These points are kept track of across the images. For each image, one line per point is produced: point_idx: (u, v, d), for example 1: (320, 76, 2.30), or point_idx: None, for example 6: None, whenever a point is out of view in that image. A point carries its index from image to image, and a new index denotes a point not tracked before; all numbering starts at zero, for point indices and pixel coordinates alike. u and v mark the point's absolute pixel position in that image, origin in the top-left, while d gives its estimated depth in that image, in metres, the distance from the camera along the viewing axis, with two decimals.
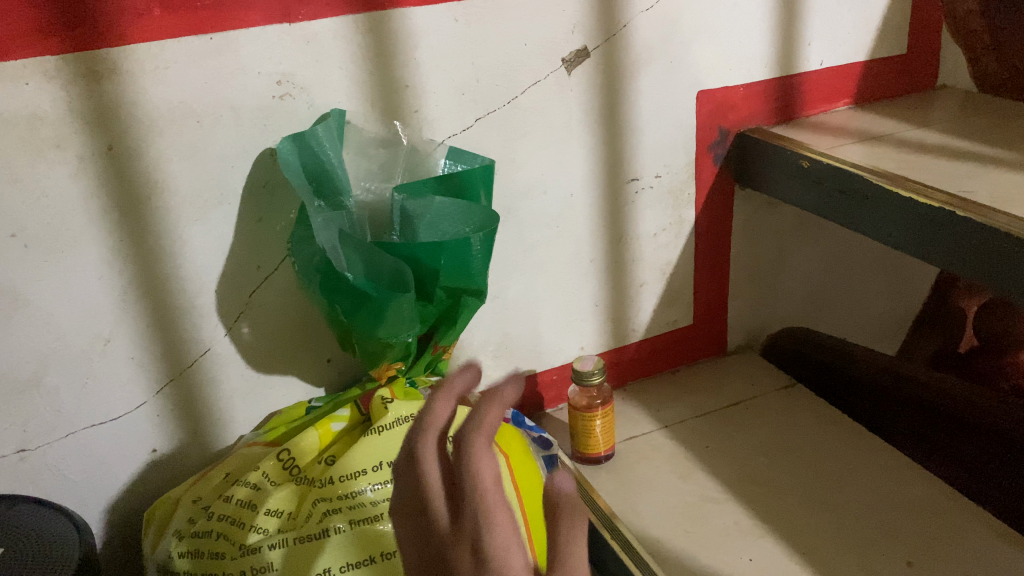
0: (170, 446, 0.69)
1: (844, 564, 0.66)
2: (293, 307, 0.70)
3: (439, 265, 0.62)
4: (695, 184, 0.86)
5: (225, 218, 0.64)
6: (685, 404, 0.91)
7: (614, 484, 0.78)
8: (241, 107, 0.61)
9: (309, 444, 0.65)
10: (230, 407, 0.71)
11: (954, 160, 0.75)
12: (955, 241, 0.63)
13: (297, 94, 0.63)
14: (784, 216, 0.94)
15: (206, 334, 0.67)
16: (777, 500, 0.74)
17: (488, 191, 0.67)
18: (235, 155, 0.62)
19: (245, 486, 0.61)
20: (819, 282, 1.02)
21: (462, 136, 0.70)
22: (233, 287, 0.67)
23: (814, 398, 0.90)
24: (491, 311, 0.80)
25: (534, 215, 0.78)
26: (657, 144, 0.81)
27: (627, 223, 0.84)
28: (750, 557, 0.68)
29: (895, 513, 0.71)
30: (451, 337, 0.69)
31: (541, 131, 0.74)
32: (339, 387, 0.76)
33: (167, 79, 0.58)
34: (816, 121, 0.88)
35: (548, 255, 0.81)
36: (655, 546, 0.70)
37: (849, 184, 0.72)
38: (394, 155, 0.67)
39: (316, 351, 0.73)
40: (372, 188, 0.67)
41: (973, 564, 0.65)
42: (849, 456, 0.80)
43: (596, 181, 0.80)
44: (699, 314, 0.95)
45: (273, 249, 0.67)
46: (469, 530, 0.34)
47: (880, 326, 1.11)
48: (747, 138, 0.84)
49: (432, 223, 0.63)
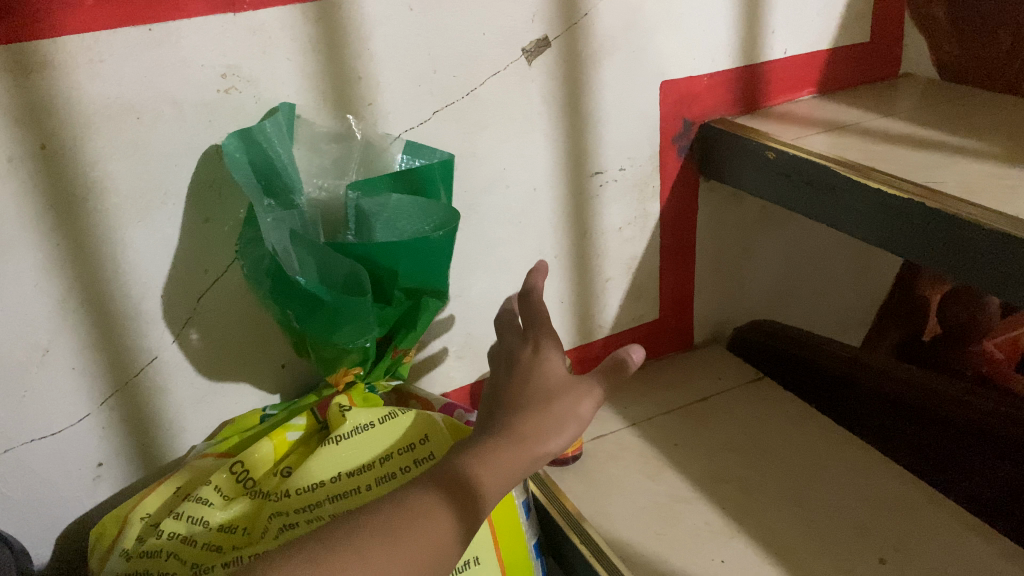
0: (117, 460, 0.66)
1: (817, 563, 0.65)
2: (244, 311, 0.67)
3: (397, 266, 0.59)
4: (660, 177, 0.85)
5: (170, 220, 0.61)
6: (653, 400, 0.89)
7: (583, 486, 0.76)
8: (184, 102, 0.58)
9: (264, 455, 0.62)
10: (181, 417, 0.67)
11: (921, 149, 0.73)
12: (924, 233, 0.61)
13: (243, 88, 0.60)
14: (749, 208, 0.93)
15: (152, 341, 0.64)
16: (748, 498, 0.73)
17: (448, 187, 0.64)
18: (178, 153, 0.59)
19: (196, 502, 0.58)
20: (784, 274, 1.01)
21: (418, 130, 0.67)
22: (180, 292, 0.63)
23: (781, 392, 0.90)
24: (453, 311, 0.78)
25: (496, 210, 0.75)
26: (620, 136, 0.80)
27: (591, 217, 0.82)
28: (722, 559, 0.66)
29: (866, 509, 0.71)
30: (412, 338, 0.67)
31: (501, 124, 0.71)
32: (294, 393, 0.73)
33: (103, 73, 0.55)
34: (780, 111, 0.86)
35: (512, 251, 0.78)
36: (626, 550, 0.68)
37: (816, 175, 0.70)
38: (347, 150, 0.64)
39: (270, 356, 0.70)
40: (324, 186, 0.64)
41: (944, 560, 0.64)
42: (818, 450, 0.79)
43: (559, 175, 0.77)
44: (666, 308, 0.94)
45: (221, 251, 0.63)
46: (531, 337, 0.54)
47: (843, 317, 1.12)
48: (712, 129, 0.82)
49: (389, 222, 0.60)
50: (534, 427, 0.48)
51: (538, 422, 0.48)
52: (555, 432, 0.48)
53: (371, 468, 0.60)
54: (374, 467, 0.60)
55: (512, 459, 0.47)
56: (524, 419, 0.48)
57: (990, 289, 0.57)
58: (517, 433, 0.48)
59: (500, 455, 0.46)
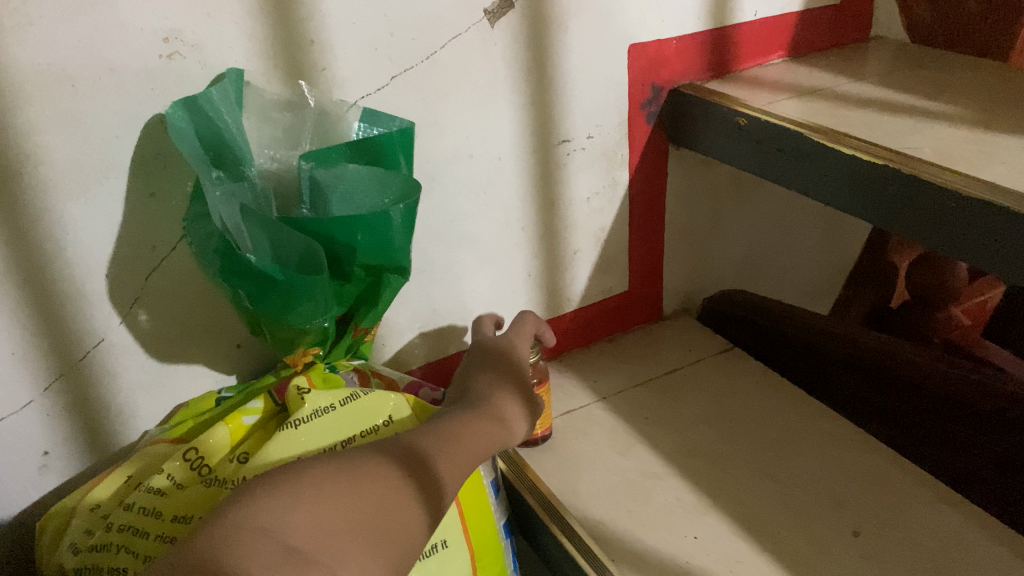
0: (64, 447, 0.62)
1: (792, 537, 0.64)
2: (196, 290, 0.63)
3: (355, 242, 0.56)
4: (628, 145, 0.82)
5: (112, 195, 0.56)
6: (623, 373, 0.88)
7: (554, 464, 0.75)
8: (123, 69, 0.54)
9: (220, 441, 0.59)
10: (131, 401, 0.64)
11: (894, 114, 0.72)
12: (898, 199, 0.60)
13: (187, 53, 0.56)
14: (718, 176, 0.91)
15: (98, 324, 0.60)
16: (718, 472, 0.72)
17: (408, 158, 0.61)
18: (119, 123, 0.55)
19: (147, 492, 0.55)
20: (754, 242, 1.00)
21: (376, 97, 0.64)
22: (126, 271, 0.59)
23: (752, 362, 0.89)
24: (417, 286, 0.75)
25: (460, 180, 0.72)
26: (588, 103, 0.77)
27: (559, 186, 0.80)
28: (695, 536, 0.65)
29: (840, 481, 0.70)
30: (373, 317, 0.64)
31: (463, 90, 0.68)
32: (251, 373, 0.70)
33: (32, 37, 0.50)
34: (750, 75, 0.84)
35: (476, 224, 0.76)
36: (598, 528, 0.66)
37: (789, 142, 0.68)
38: (300, 119, 0.61)
39: (225, 336, 0.67)
40: (277, 156, 0.61)
41: (917, 532, 0.64)
42: (789, 421, 0.78)
43: (525, 143, 0.75)
44: (635, 279, 0.92)
45: (169, 227, 0.60)
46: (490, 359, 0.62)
47: (812, 286, 1.12)
48: (681, 95, 0.80)
49: (345, 194, 0.57)
50: (513, 410, 0.56)
51: (514, 406, 0.56)
52: (520, 418, 0.56)
53: (334, 452, 0.57)
54: (337, 451, 0.58)
55: (489, 441, 0.51)
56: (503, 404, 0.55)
57: (968, 258, 0.55)
58: (495, 413, 0.54)
59: (481, 435, 0.51)
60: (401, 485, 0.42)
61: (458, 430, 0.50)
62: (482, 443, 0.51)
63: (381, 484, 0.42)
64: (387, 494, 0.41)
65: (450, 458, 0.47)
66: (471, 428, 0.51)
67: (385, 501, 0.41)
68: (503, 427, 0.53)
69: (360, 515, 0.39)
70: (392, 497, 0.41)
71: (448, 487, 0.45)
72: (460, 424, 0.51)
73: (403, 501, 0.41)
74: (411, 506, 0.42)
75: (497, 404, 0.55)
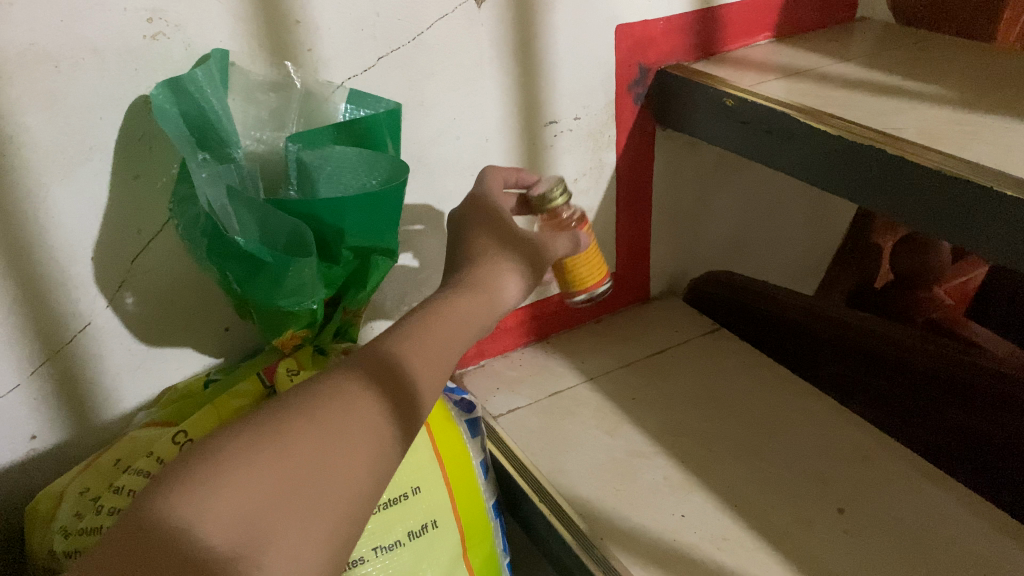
0: (51, 431, 0.62)
1: (778, 514, 0.65)
2: (182, 273, 0.63)
3: (343, 223, 0.56)
4: (615, 125, 0.83)
5: (96, 178, 0.56)
6: (610, 354, 0.89)
7: (542, 443, 0.75)
8: (105, 49, 0.53)
9: (208, 423, 0.59)
10: (118, 384, 0.64)
11: (879, 96, 0.72)
12: (879, 178, 0.60)
13: (171, 33, 0.55)
14: (705, 157, 0.91)
15: (83, 307, 0.59)
16: (704, 451, 0.72)
17: (394, 139, 0.61)
18: (103, 105, 0.54)
19: (135, 475, 0.55)
20: (740, 222, 1.01)
21: (363, 78, 0.64)
22: (111, 254, 0.59)
23: (738, 342, 0.89)
24: (404, 268, 0.75)
25: (446, 162, 0.72)
26: (574, 83, 0.77)
27: (545, 167, 0.80)
28: (682, 514, 0.66)
29: (824, 459, 0.71)
30: (362, 299, 0.64)
31: (450, 71, 0.68)
32: (238, 356, 0.70)
33: (12, 17, 0.49)
34: (736, 56, 0.84)
35: (464, 205, 0.76)
36: (585, 506, 0.67)
37: (776, 122, 0.68)
38: (285, 101, 0.61)
39: (211, 319, 0.66)
40: (262, 138, 0.61)
41: (900, 509, 0.65)
42: (774, 400, 0.79)
43: (511, 123, 0.75)
44: (622, 261, 0.93)
45: (154, 209, 0.59)
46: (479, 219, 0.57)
47: (796, 266, 1.13)
48: (668, 76, 0.80)
49: (333, 175, 0.57)
50: (511, 271, 0.53)
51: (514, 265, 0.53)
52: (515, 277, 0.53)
53: None
54: None
55: (473, 310, 0.48)
56: (493, 260, 0.52)
57: (950, 238, 0.56)
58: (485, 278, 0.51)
59: (464, 308, 0.48)
60: (336, 437, 0.37)
61: (437, 306, 0.47)
62: (464, 318, 0.47)
63: (319, 445, 0.36)
64: (321, 455, 0.36)
65: (421, 349, 0.44)
66: (451, 305, 0.47)
67: (323, 463, 0.36)
68: (490, 295, 0.50)
69: (294, 487, 0.34)
70: (329, 455, 0.36)
71: None
72: (436, 303, 0.48)
73: (339, 459, 0.36)
74: (390, 443, 0.40)
75: (491, 262, 0.52)
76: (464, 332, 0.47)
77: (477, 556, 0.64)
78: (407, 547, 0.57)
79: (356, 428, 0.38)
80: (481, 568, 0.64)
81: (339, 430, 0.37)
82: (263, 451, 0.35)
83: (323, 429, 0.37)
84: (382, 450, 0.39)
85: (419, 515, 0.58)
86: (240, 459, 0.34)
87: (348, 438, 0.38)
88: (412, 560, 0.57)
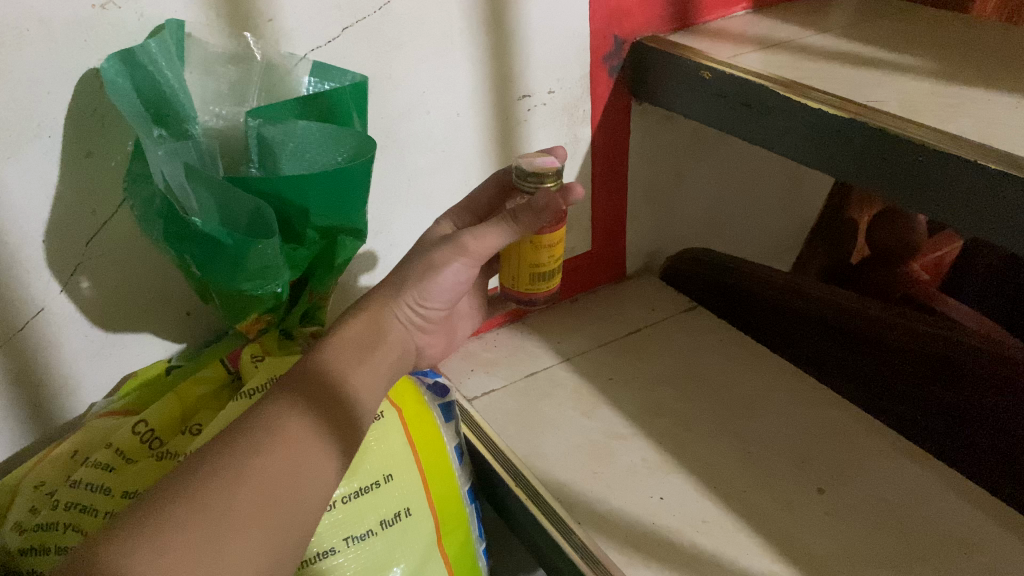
0: (5, 422, 0.59)
1: (754, 494, 0.64)
2: (140, 255, 0.60)
3: (308, 202, 0.54)
4: (591, 99, 0.81)
5: (46, 155, 0.53)
6: (585, 334, 0.87)
7: (517, 426, 0.73)
8: (52, 19, 0.49)
9: (171, 412, 0.57)
10: (75, 372, 0.61)
11: (858, 67, 0.70)
12: (865, 153, 0.58)
13: (122, 2, 0.52)
14: (680, 133, 0.90)
15: (37, 291, 0.56)
16: (682, 430, 0.71)
17: (361, 114, 0.59)
18: (50, 78, 0.51)
19: (94, 468, 0.52)
20: (714, 198, 1.00)
21: (327, 49, 0.61)
22: (64, 235, 0.56)
23: (713, 319, 0.88)
24: (374, 247, 0.73)
25: (416, 136, 0.70)
26: (548, 56, 0.75)
27: (519, 142, 0.78)
28: (660, 496, 0.64)
29: (804, 438, 0.70)
30: (329, 281, 0.62)
31: (419, 42, 0.65)
32: (200, 342, 0.68)
33: None
34: (713, 28, 0.82)
35: (433, 183, 0.73)
36: (561, 490, 0.65)
37: (754, 95, 0.66)
38: (245, 74, 0.58)
39: (173, 303, 0.64)
40: (222, 113, 0.58)
41: (880, 488, 0.64)
42: (751, 378, 0.78)
43: (483, 97, 0.72)
44: (598, 239, 0.92)
45: (109, 188, 0.56)
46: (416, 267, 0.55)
47: (767, 241, 1.13)
48: (644, 48, 0.78)
49: (297, 151, 0.55)
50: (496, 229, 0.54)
51: (500, 227, 0.54)
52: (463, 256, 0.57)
53: None
54: None
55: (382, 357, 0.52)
56: (432, 251, 0.55)
57: (939, 215, 0.54)
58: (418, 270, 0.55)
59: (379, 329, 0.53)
60: (220, 512, 0.38)
61: (360, 319, 0.53)
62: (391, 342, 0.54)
63: (202, 526, 0.38)
64: (206, 532, 0.37)
65: None
66: (369, 317, 0.53)
67: (206, 545, 0.37)
68: (409, 316, 0.56)
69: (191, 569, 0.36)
70: (212, 534, 0.38)
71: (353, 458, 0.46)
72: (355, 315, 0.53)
73: (231, 535, 0.38)
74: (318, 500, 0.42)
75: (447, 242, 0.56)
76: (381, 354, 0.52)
77: (452, 544, 0.62)
78: (378, 536, 0.55)
79: (246, 492, 0.39)
80: (457, 557, 0.63)
81: (225, 503, 0.39)
82: (146, 545, 0.36)
83: (204, 504, 0.38)
84: (285, 506, 0.41)
85: (390, 502, 0.56)
86: (149, 560, 0.35)
87: (239, 513, 0.39)
88: (384, 550, 0.56)
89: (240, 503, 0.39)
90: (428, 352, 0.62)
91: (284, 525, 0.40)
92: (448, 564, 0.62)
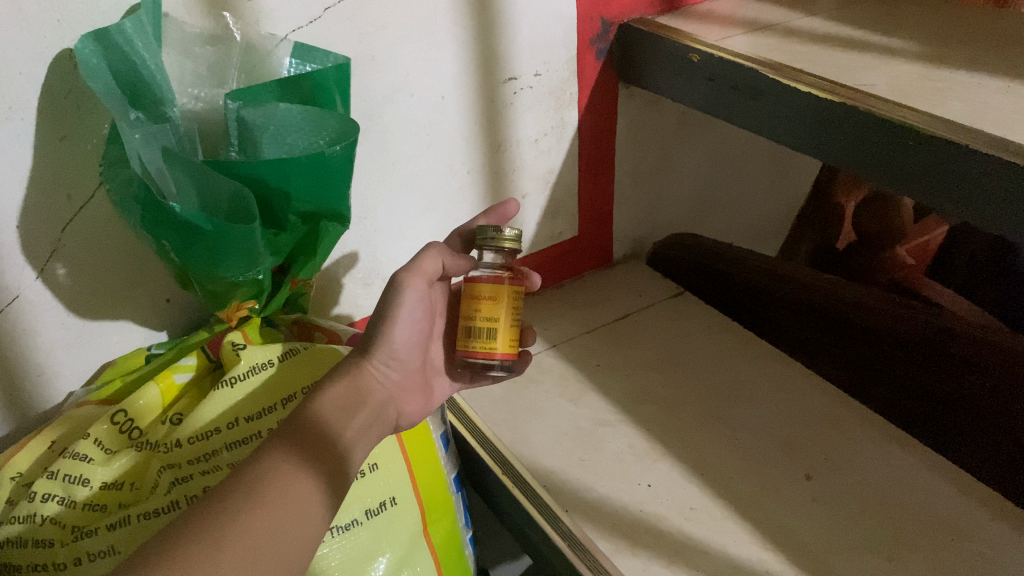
0: None
1: (743, 481, 0.63)
2: (118, 240, 0.59)
3: (291, 186, 0.53)
4: (578, 82, 0.80)
5: (17, 136, 0.51)
6: (572, 320, 0.86)
7: (503, 414, 0.73)
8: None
9: (151, 401, 0.55)
10: (52, 361, 0.60)
11: (848, 49, 0.70)
12: (853, 136, 0.58)
13: None
14: (667, 117, 0.89)
15: (12, 278, 0.55)
16: (669, 417, 0.71)
17: (343, 96, 0.57)
18: (23, 59, 0.49)
19: (72, 458, 0.51)
20: (701, 183, 0.99)
21: (309, 31, 0.59)
22: (39, 222, 0.54)
23: (700, 305, 0.88)
24: (358, 233, 0.72)
25: (400, 120, 0.68)
26: (535, 38, 0.73)
27: (505, 126, 0.77)
28: (647, 483, 0.64)
29: (792, 424, 0.70)
30: (311, 267, 0.61)
31: (404, 23, 0.64)
32: (179, 327, 0.66)
33: None
34: (701, 10, 0.81)
35: (418, 167, 0.72)
36: (549, 478, 0.65)
37: (743, 78, 0.66)
38: (225, 54, 0.57)
39: (153, 288, 0.63)
40: (201, 96, 0.57)
41: (866, 475, 0.64)
42: (739, 364, 0.78)
43: (468, 80, 0.71)
44: (584, 224, 0.91)
45: (86, 173, 0.55)
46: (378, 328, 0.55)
47: (752, 225, 1.13)
48: (632, 30, 0.77)
49: (277, 135, 0.53)
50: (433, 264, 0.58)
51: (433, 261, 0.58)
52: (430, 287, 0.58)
53: (273, 411, 0.55)
54: (274, 411, 0.55)
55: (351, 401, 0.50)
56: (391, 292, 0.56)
57: (930, 199, 0.53)
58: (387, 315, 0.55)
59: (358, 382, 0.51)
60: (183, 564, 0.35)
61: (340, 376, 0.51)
62: (363, 396, 0.51)
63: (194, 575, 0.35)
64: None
65: None
66: (352, 378, 0.51)
67: None
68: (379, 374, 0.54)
69: None
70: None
71: (332, 455, 0.45)
72: (339, 375, 0.51)
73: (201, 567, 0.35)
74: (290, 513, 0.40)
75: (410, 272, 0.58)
76: (357, 405, 0.50)
77: (438, 532, 0.62)
78: (364, 525, 0.54)
79: (232, 541, 0.37)
80: (444, 544, 0.63)
81: (201, 556, 0.36)
82: None
83: (196, 560, 0.35)
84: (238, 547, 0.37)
85: (376, 492, 0.56)
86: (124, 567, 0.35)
87: (232, 559, 0.36)
88: (369, 539, 0.55)
89: (231, 552, 0.37)
90: (410, 418, 0.57)
91: (263, 543, 0.38)
92: (434, 553, 0.61)
